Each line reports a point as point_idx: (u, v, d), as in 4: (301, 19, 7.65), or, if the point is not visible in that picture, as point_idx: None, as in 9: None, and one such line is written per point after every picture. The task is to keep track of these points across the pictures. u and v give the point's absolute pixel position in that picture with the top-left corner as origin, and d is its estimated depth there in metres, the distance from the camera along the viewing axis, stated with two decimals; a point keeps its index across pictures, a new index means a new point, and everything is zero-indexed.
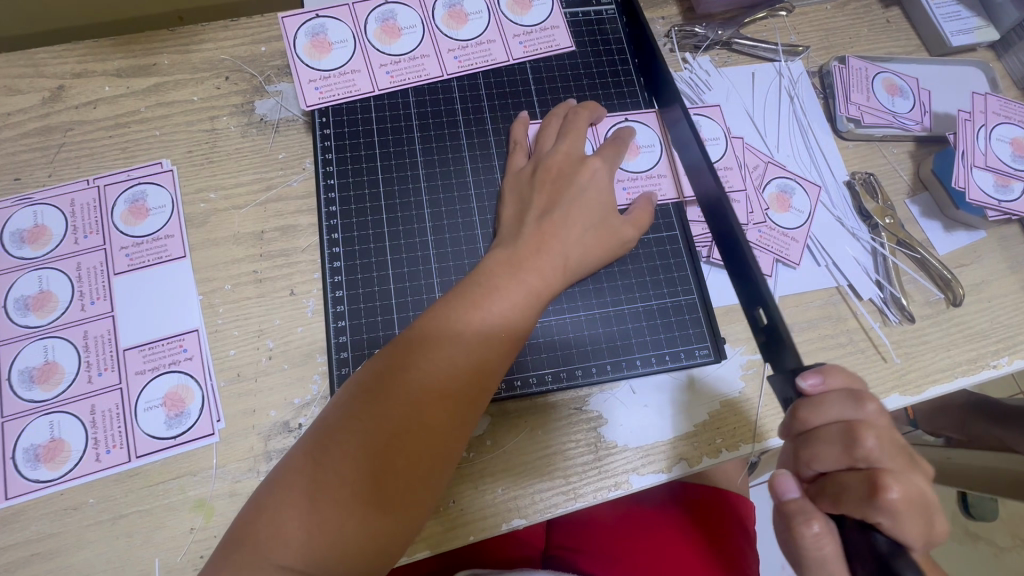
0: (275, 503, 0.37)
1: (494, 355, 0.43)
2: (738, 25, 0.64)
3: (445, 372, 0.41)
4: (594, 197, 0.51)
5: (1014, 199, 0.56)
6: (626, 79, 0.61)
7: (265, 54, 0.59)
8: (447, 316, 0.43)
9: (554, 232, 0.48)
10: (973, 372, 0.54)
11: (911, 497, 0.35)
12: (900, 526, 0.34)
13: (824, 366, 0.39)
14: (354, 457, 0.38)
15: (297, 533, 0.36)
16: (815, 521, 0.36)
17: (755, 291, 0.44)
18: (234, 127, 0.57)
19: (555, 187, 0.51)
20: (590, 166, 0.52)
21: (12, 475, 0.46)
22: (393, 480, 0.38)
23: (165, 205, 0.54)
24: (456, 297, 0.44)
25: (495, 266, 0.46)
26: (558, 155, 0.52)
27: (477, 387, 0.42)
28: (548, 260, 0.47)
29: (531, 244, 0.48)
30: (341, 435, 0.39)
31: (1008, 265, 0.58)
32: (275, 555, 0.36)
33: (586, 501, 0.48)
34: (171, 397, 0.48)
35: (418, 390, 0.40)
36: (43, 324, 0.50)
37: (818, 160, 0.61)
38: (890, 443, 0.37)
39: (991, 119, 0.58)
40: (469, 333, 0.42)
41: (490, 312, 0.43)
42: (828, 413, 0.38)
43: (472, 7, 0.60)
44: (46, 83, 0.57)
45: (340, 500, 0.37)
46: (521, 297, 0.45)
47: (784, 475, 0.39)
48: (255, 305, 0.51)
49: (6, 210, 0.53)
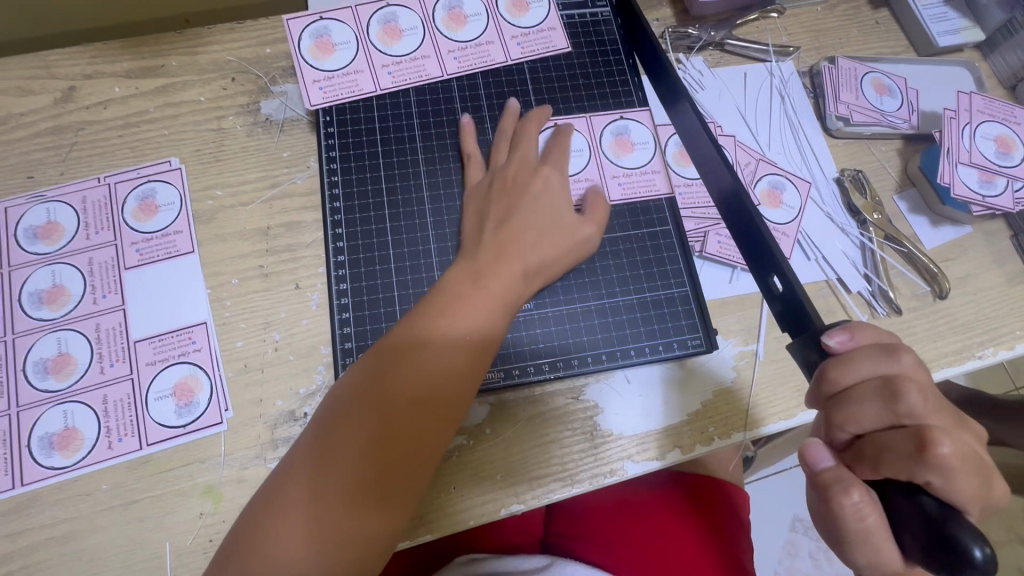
0: (274, 506, 0.40)
1: (471, 353, 0.44)
2: (730, 26, 0.66)
3: (425, 373, 0.43)
4: (550, 202, 0.53)
5: (998, 194, 0.57)
6: (621, 79, 0.62)
7: (270, 55, 0.61)
8: (424, 322, 0.45)
9: (510, 239, 0.50)
10: (959, 363, 0.56)
11: (963, 454, 0.34)
12: (949, 485, 0.34)
13: (850, 324, 0.40)
14: (344, 456, 0.40)
15: (296, 535, 0.39)
16: (855, 489, 0.36)
17: (766, 260, 0.45)
18: (241, 126, 0.58)
19: (511, 196, 0.53)
20: (543, 174, 0.54)
21: (27, 462, 0.47)
22: (382, 476, 0.40)
23: (174, 202, 0.56)
24: (431, 303, 0.46)
25: (464, 272, 0.48)
26: (511, 166, 0.54)
27: (459, 385, 0.43)
28: (517, 262, 0.49)
29: (493, 251, 0.49)
30: (330, 439, 0.41)
31: (993, 259, 0.60)
32: (280, 553, 0.38)
33: (583, 486, 0.50)
34: (180, 387, 0.50)
35: (400, 391, 0.42)
36: (56, 317, 0.51)
37: (808, 157, 0.63)
38: (931, 397, 0.36)
39: (976, 117, 0.60)
40: (449, 334, 0.44)
41: (466, 316, 0.45)
42: (859, 372, 0.37)
43: (471, 9, 0.61)
44: (57, 84, 0.59)
45: (333, 500, 0.39)
46: (492, 300, 0.46)
47: (817, 444, 0.38)
48: (261, 298, 0.53)
49: (20, 207, 0.54)
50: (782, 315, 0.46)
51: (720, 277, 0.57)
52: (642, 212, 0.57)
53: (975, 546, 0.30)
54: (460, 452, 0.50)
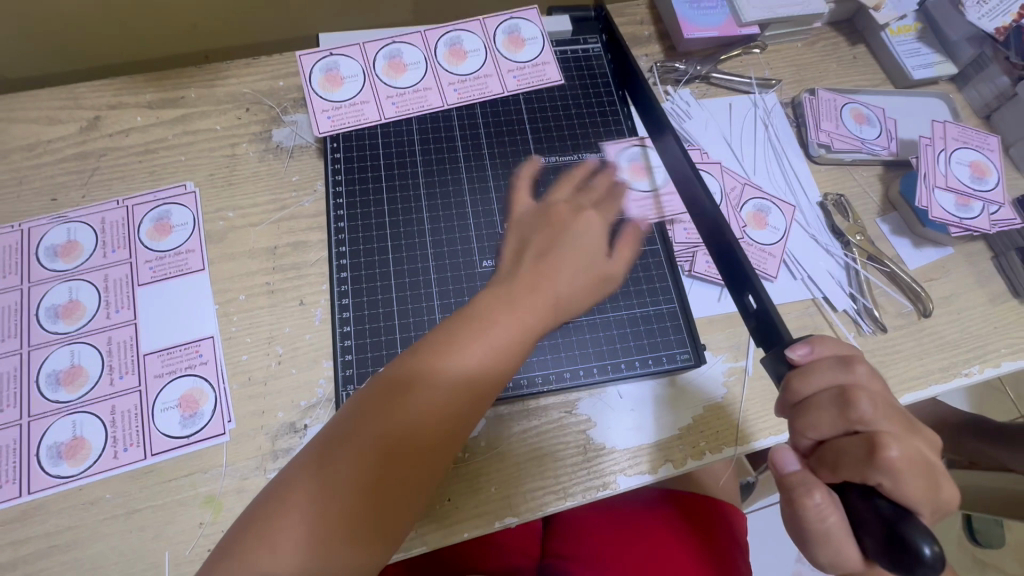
0: (271, 516, 0.38)
1: (485, 384, 0.44)
2: (715, 61, 0.70)
3: (438, 401, 0.42)
4: (588, 243, 0.52)
5: (974, 217, 0.60)
6: (611, 109, 0.66)
7: (282, 88, 0.65)
8: (446, 345, 0.44)
9: (551, 272, 0.49)
10: (945, 380, 0.57)
11: (911, 458, 0.35)
12: (899, 486, 0.34)
13: (812, 336, 0.39)
14: (354, 470, 0.39)
15: (290, 554, 0.37)
16: (818, 491, 0.36)
17: (742, 278, 0.47)
18: (253, 152, 0.62)
19: (553, 231, 0.52)
20: (585, 216, 0.53)
21: (35, 471, 0.48)
22: (388, 493, 0.40)
23: (187, 223, 0.59)
24: (453, 326, 0.45)
25: (493, 297, 0.46)
26: (557, 205, 0.55)
27: (467, 412, 0.43)
28: (542, 291, 0.48)
29: (527, 279, 0.48)
30: (342, 452, 0.40)
31: (975, 280, 0.62)
32: (270, 568, 0.36)
33: (576, 499, 0.50)
34: (186, 399, 0.52)
35: (412, 417, 0.41)
36: (71, 330, 0.54)
37: (792, 183, 0.65)
38: (884, 405, 0.36)
39: (950, 144, 0.62)
40: (469, 357, 0.43)
41: (484, 343, 0.44)
42: (818, 382, 0.37)
43: (470, 45, 0.66)
44: (83, 114, 0.63)
45: (333, 517, 0.38)
46: (517, 328, 0.46)
47: (784, 450, 0.38)
48: (267, 313, 0.55)
49: (43, 227, 0.57)
50: (758, 331, 0.47)
51: (707, 296, 0.59)
52: (632, 234, 0.60)
53: (923, 544, 0.30)
54: (456, 464, 0.51)
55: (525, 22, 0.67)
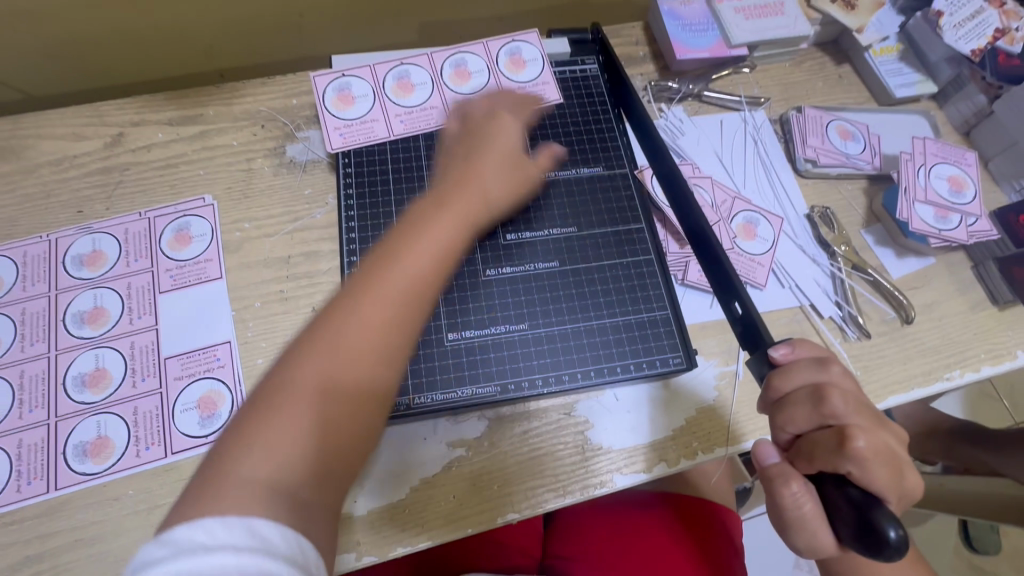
0: (255, 429, 0.37)
1: (440, 264, 0.47)
2: (707, 80, 0.74)
3: (402, 284, 0.44)
4: (505, 143, 0.59)
5: (953, 228, 0.63)
6: (607, 126, 0.69)
7: (296, 106, 0.69)
8: (397, 239, 0.47)
9: (476, 171, 0.55)
10: (927, 384, 0.60)
11: (879, 449, 0.37)
12: (868, 474, 0.37)
13: (793, 339, 0.43)
14: (327, 359, 0.40)
15: (282, 450, 0.37)
16: (795, 481, 0.39)
17: (729, 285, 0.50)
18: (268, 167, 0.65)
19: (471, 146, 0.58)
20: (501, 121, 0.61)
21: (62, 468, 0.51)
22: (364, 380, 0.41)
23: (206, 233, 0.62)
24: (404, 229, 0.48)
25: (428, 202, 0.51)
26: (477, 113, 0.62)
27: (431, 298, 0.46)
28: (473, 191, 0.54)
29: (457, 179, 0.54)
30: (314, 349, 0.40)
31: (955, 288, 0.64)
32: (259, 472, 0.36)
33: (574, 496, 0.53)
34: (204, 400, 0.54)
35: (377, 303, 0.43)
36: (96, 335, 0.57)
37: (781, 196, 0.69)
38: (855, 401, 0.39)
39: (930, 159, 0.66)
40: (430, 249, 0.46)
41: (434, 233, 0.48)
42: (794, 381, 0.40)
43: (474, 66, 0.69)
44: (107, 130, 0.66)
45: (314, 405, 0.39)
46: (460, 220, 0.50)
47: (765, 443, 0.42)
48: (281, 320, 0.58)
49: (69, 237, 0.61)
50: (743, 335, 0.50)
51: (699, 303, 0.62)
52: (627, 244, 0.63)
53: (889, 528, 0.33)
54: (460, 463, 0.54)
55: (525, 44, 0.71)
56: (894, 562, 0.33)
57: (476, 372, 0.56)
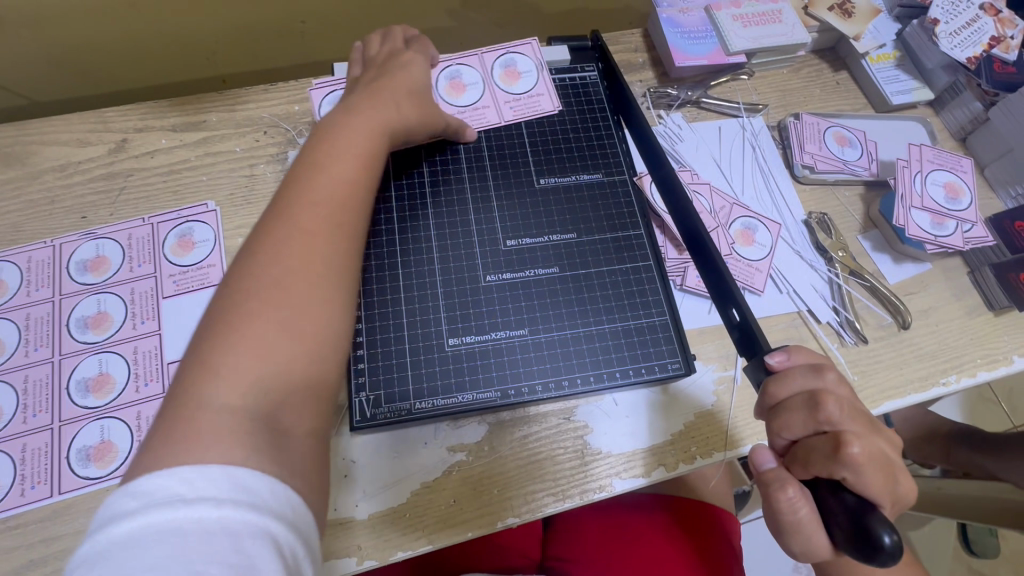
0: (199, 360, 0.37)
1: (352, 168, 0.48)
2: (705, 87, 0.75)
3: (318, 196, 0.45)
4: (406, 79, 0.59)
5: (949, 234, 0.63)
6: (606, 133, 0.70)
7: (298, 112, 0.69)
8: (310, 160, 0.48)
9: (382, 93, 0.56)
10: (924, 389, 0.60)
11: (872, 454, 0.38)
12: (862, 480, 0.37)
13: (789, 346, 0.44)
14: (249, 279, 0.41)
15: (233, 367, 0.37)
16: (791, 486, 0.39)
17: (725, 291, 0.51)
18: (271, 173, 0.66)
19: (378, 78, 0.58)
20: (407, 56, 0.62)
21: (66, 473, 0.52)
22: (293, 279, 0.41)
23: (209, 239, 0.62)
24: (314, 150, 0.48)
25: (336, 115, 0.52)
26: (379, 54, 0.62)
27: (351, 206, 0.46)
28: (383, 105, 0.54)
29: (366, 94, 0.55)
30: (238, 275, 0.41)
31: (952, 294, 0.65)
32: (216, 395, 0.36)
33: (574, 500, 0.53)
34: None
35: (297, 213, 0.44)
36: (100, 340, 0.57)
37: (778, 202, 0.69)
38: (850, 408, 0.40)
39: (926, 166, 0.66)
40: (334, 169, 0.47)
41: (343, 148, 0.49)
42: (791, 386, 0.41)
43: (470, 78, 0.70)
44: (111, 136, 0.67)
45: (260, 318, 0.39)
46: (361, 133, 0.50)
47: (762, 448, 0.42)
48: None
49: (73, 242, 0.61)
50: (740, 342, 0.51)
51: (698, 309, 0.63)
52: (626, 250, 0.63)
53: (884, 534, 0.34)
54: (461, 467, 0.54)
55: (521, 54, 0.72)
56: (889, 567, 0.33)
57: (476, 378, 0.56)
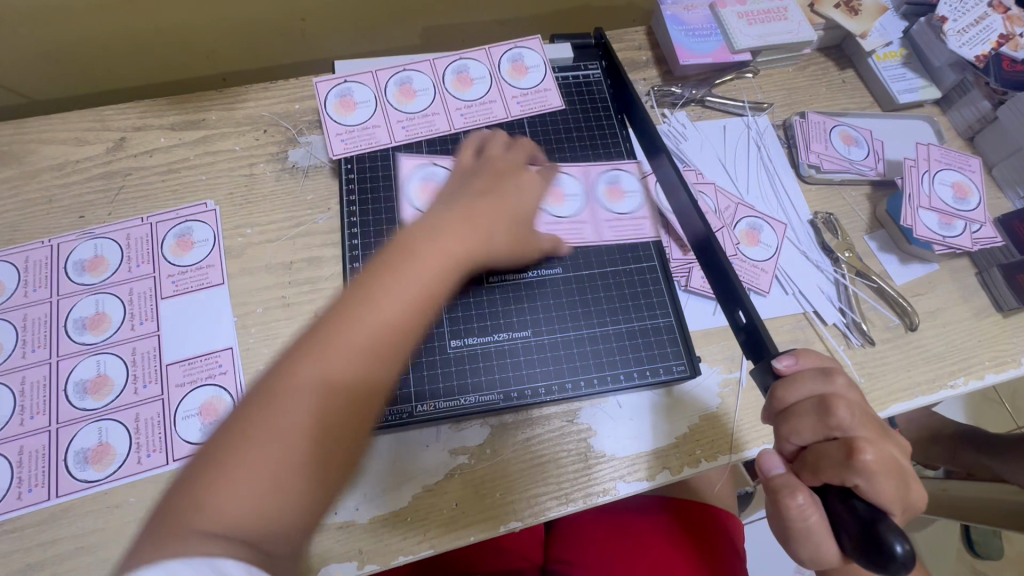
0: (210, 479, 0.34)
1: (425, 310, 0.42)
2: (710, 85, 0.74)
3: (378, 330, 0.40)
4: (526, 194, 0.54)
5: (957, 235, 0.63)
6: (610, 132, 0.69)
7: (298, 111, 0.69)
8: (381, 274, 0.42)
9: (477, 209, 0.50)
10: (932, 391, 0.59)
11: (884, 460, 0.38)
12: (874, 487, 0.37)
13: (796, 350, 0.43)
14: (289, 412, 0.36)
15: (237, 506, 0.34)
16: (801, 492, 0.39)
17: (731, 295, 0.50)
18: (270, 172, 0.65)
19: (494, 180, 0.54)
20: (526, 175, 0.56)
21: (63, 475, 0.51)
22: (333, 434, 0.37)
23: (208, 238, 0.62)
24: (392, 256, 0.43)
25: (429, 228, 0.46)
26: (502, 160, 0.57)
27: (407, 350, 0.41)
28: (470, 230, 0.48)
29: (461, 209, 0.49)
30: (278, 395, 0.37)
31: (959, 295, 0.64)
32: (213, 522, 0.33)
33: (577, 505, 0.53)
34: (205, 407, 0.54)
35: (350, 346, 0.39)
36: (98, 341, 0.56)
37: (784, 202, 0.68)
38: (860, 414, 0.40)
39: (934, 165, 0.66)
40: (406, 287, 0.42)
41: (415, 277, 0.42)
42: (800, 390, 0.40)
43: (476, 73, 0.69)
44: (110, 135, 0.66)
45: (274, 457, 0.35)
46: (440, 263, 0.44)
47: (770, 453, 0.42)
48: (283, 325, 0.58)
49: (71, 242, 0.61)
50: (748, 345, 0.50)
51: (702, 310, 0.62)
52: (630, 250, 0.63)
53: (896, 542, 0.33)
54: (463, 470, 0.53)
55: (623, 173, 0.66)
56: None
57: (479, 381, 0.55)
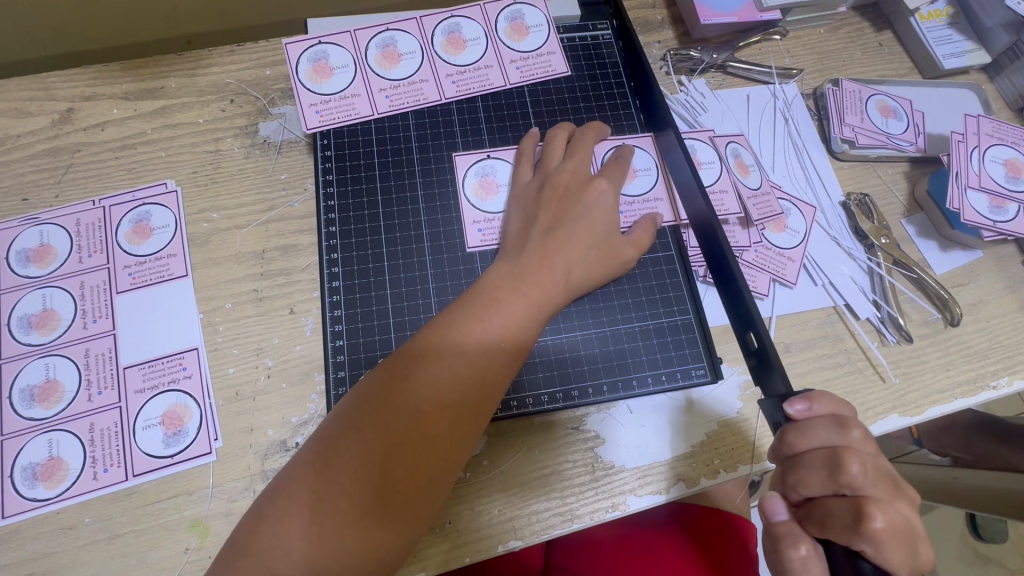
0: (277, 515, 0.38)
1: (493, 369, 0.43)
2: (731, 49, 0.66)
3: (444, 390, 0.41)
4: (599, 216, 0.51)
5: (1009, 219, 0.56)
6: (622, 102, 0.62)
7: (269, 77, 0.61)
8: (446, 328, 0.44)
9: (557, 248, 0.48)
10: (973, 393, 0.54)
11: (897, 528, 0.34)
12: (883, 555, 0.33)
13: (810, 392, 0.39)
14: (356, 466, 0.38)
15: (297, 551, 0.36)
16: (804, 543, 0.36)
17: (744, 315, 0.46)
18: (238, 148, 0.58)
19: (561, 205, 0.51)
20: (596, 186, 0.52)
21: (10, 494, 0.46)
22: (393, 492, 0.38)
23: (168, 224, 0.55)
24: (458, 311, 0.45)
25: (496, 281, 0.46)
26: (564, 171, 0.53)
27: (474, 413, 0.42)
28: (545, 277, 0.47)
29: (534, 256, 0.48)
30: (346, 444, 0.39)
31: (1004, 285, 0.58)
32: (278, 565, 0.36)
33: (584, 522, 0.48)
34: (169, 416, 0.49)
35: (419, 402, 0.40)
36: (45, 342, 0.50)
37: (813, 181, 0.62)
38: (876, 470, 0.36)
39: (984, 140, 0.58)
40: (472, 344, 0.43)
41: (491, 331, 0.44)
42: (812, 440, 0.37)
43: (470, 33, 0.61)
44: (56, 106, 0.58)
45: (340, 508, 0.37)
46: (514, 320, 0.45)
47: (774, 497, 0.39)
48: (254, 323, 0.52)
49: (14, 229, 0.54)
50: (758, 369, 0.47)
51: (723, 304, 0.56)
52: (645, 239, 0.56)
53: None
54: (458, 484, 0.48)
55: (638, 151, 0.59)
56: None
57: None
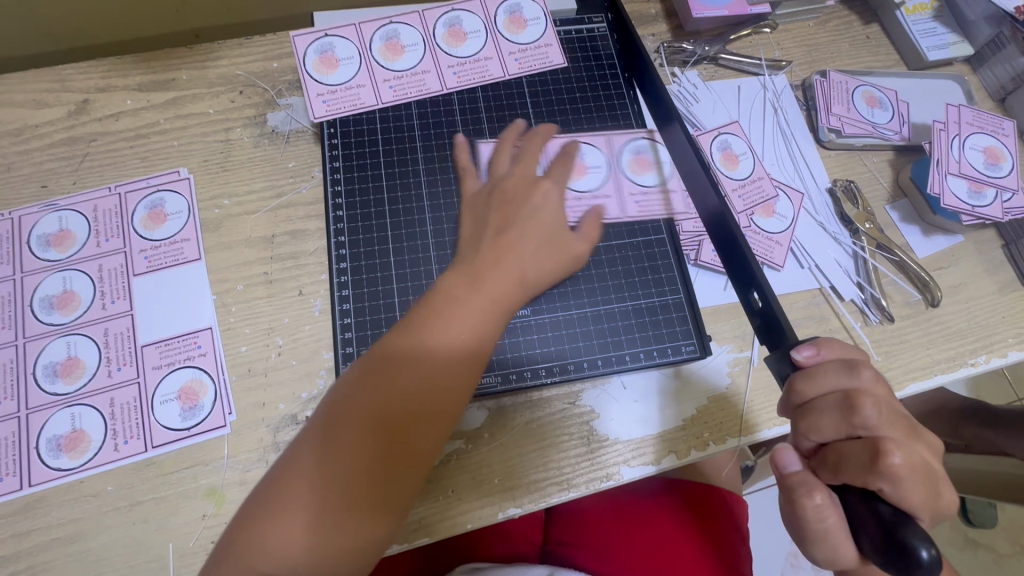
0: (278, 503, 0.40)
1: (476, 359, 0.45)
2: (723, 41, 0.68)
3: (428, 381, 0.43)
4: (547, 215, 0.53)
5: (987, 204, 0.58)
6: (616, 93, 0.64)
7: (277, 69, 0.63)
8: (429, 319, 0.45)
9: (512, 245, 0.50)
10: (951, 370, 0.56)
11: (914, 466, 0.36)
12: (899, 490, 0.36)
13: (818, 339, 0.41)
14: (348, 457, 0.40)
15: (298, 537, 0.39)
16: (817, 492, 0.38)
17: (746, 275, 0.47)
18: (247, 137, 0.60)
19: (508, 208, 0.52)
20: (542, 187, 0.54)
21: (36, 464, 0.48)
22: (384, 479, 0.41)
23: (182, 210, 0.57)
24: (434, 302, 0.46)
25: (468, 274, 0.48)
26: (512, 175, 0.55)
27: (458, 400, 0.44)
28: (516, 271, 0.49)
29: (494, 251, 0.49)
30: (337, 436, 0.41)
31: (983, 268, 0.61)
32: (280, 550, 0.38)
33: (580, 490, 0.50)
34: (185, 391, 0.51)
35: (401, 395, 0.42)
36: (67, 321, 0.53)
37: (801, 168, 0.64)
38: (888, 411, 0.38)
39: (964, 129, 0.61)
40: (455, 335, 0.44)
41: (471, 322, 0.45)
42: (822, 386, 0.39)
43: (471, 26, 0.63)
44: (71, 97, 0.61)
45: (336, 497, 0.39)
46: (492, 313, 0.46)
47: (785, 449, 0.41)
48: (265, 304, 0.54)
49: (34, 215, 0.56)
50: (762, 330, 0.47)
51: (713, 285, 0.58)
52: (638, 225, 0.58)
53: (921, 548, 0.33)
54: (459, 455, 0.50)
55: (623, 143, 0.61)
56: None
57: None
